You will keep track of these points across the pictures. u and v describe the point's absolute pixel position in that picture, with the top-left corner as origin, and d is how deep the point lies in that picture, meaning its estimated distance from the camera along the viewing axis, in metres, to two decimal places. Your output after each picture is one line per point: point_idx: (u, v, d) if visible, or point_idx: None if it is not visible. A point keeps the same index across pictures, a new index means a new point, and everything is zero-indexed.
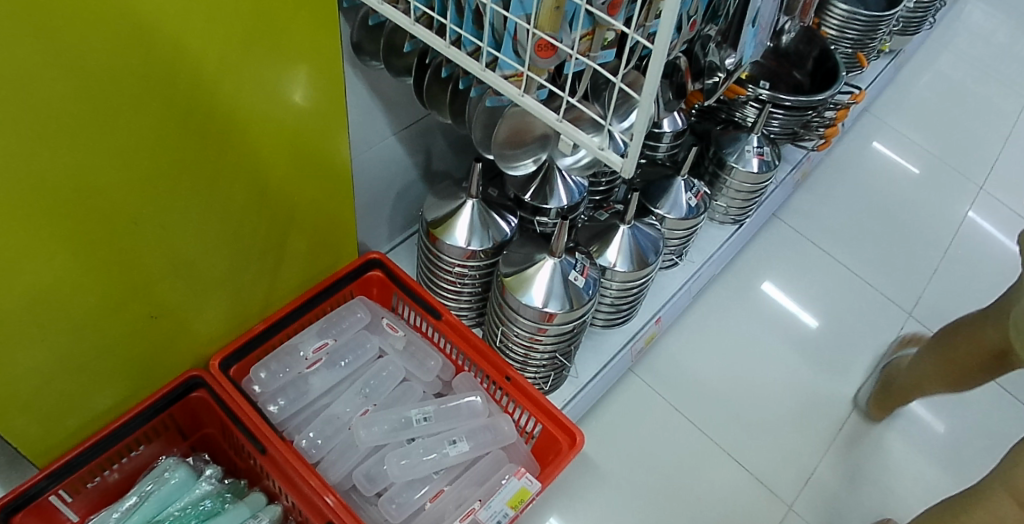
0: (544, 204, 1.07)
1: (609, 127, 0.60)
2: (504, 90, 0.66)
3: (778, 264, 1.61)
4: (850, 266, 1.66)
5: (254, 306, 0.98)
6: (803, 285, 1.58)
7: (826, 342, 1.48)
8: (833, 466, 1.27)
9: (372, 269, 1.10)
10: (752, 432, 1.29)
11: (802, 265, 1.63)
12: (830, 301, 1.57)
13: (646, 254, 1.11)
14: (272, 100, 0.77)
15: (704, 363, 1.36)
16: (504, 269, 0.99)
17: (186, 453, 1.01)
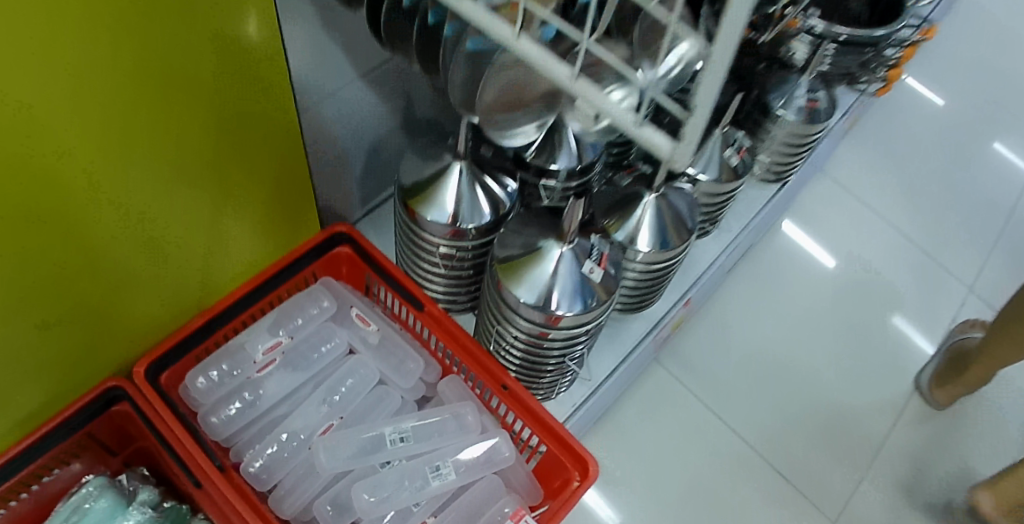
0: (550, 164, 0.85)
1: (652, 93, 0.38)
2: (492, 28, 0.44)
3: (821, 228, 1.40)
4: (900, 230, 1.44)
5: (191, 297, 0.79)
6: (849, 253, 1.37)
7: (875, 322, 1.28)
8: (880, 472, 1.11)
9: (339, 246, 0.90)
10: (790, 431, 1.11)
11: (848, 229, 1.41)
12: (880, 272, 1.36)
13: (677, 231, 0.90)
14: (198, 55, 0.55)
15: (735, 350, 1.17)
16: (500, 256, 0.78)
17: (118, 470, 0.84)
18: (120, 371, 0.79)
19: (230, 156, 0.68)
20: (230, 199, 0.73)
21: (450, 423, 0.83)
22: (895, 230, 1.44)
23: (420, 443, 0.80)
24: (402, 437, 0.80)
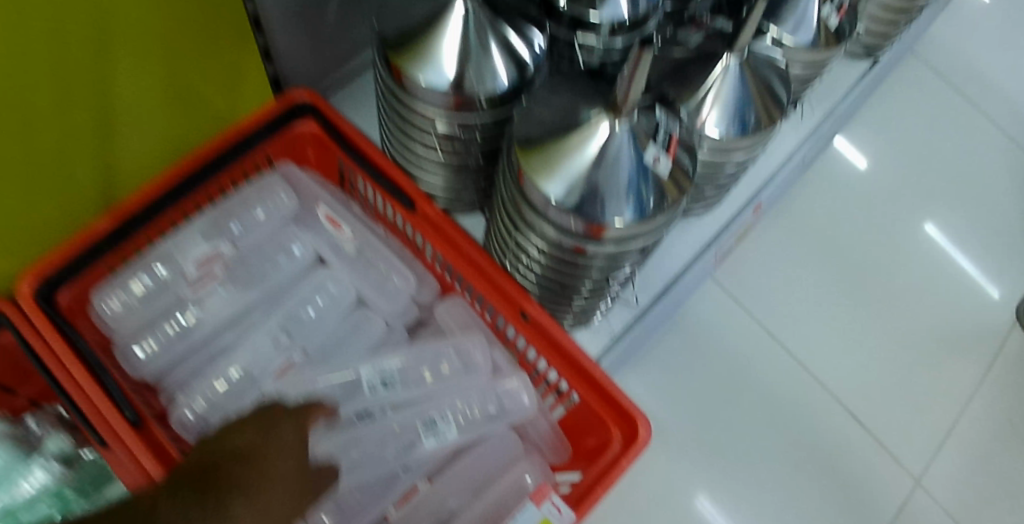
0: (592, 10, 0.59)
1: None
2: None
3: (901, 123, 1.17)
4: (995, 123, 1.20)
5: (89, 185, 0.59)
6: (929, 154, 1.15)
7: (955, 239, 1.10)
8: (943, 414, 0.98)
9: (301, 121, 0.66)
10: (844, 365, 0.98)
11: (931, 123, 1.17)
12: (964, 178, 1.15)
13: (763, 111, 0.65)
14: None
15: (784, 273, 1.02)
16: (521, 135, 0.55)
17: (20, 410, 0.64)
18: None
19: None
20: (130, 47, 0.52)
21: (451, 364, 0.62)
22: (988, 125, 1.20)
23: (409, 391, 0.60)
24: (387, 384, 0.59)
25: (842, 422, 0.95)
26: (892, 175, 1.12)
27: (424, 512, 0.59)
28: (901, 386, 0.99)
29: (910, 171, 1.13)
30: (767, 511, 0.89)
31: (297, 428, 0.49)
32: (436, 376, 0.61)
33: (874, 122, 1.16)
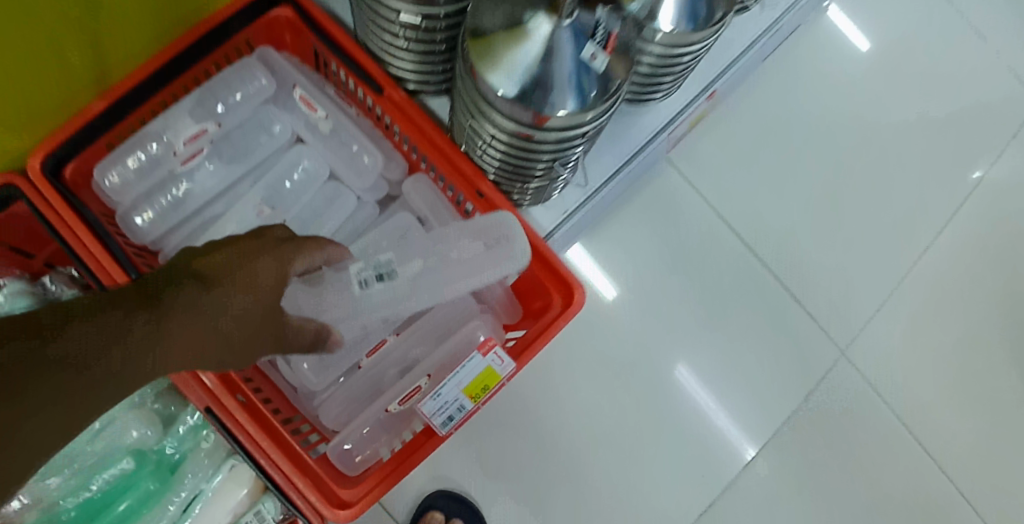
0: None
1: None
2: None
3: (874, 18, 1.18)
4: (963, 15, 1.22)
5: (81, 65, 0.62)
6: (896, 53, 1.18)
7: (911, 133, 1.15)
8: (885, 298, 1.07)
9: (277, 7, 0.70)
10: (797, 251, 1.06)
11: (906, 22, 1.19)
12: (930, 74, 1.18)
13: (707, 7, 0.68)
14: None
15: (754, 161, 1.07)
16: (471, 28, 0.60)
17: (39, 272, 0.73)
18: (13, 163, 0.65)
19: None
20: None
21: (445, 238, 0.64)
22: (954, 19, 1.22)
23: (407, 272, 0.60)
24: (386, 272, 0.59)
25: (788, 303, 1.03)
26: (860, 69, 1.15)
27: (392, 363, 0.68)
28: (846, 271, 1.07)
29: (876, 65, 1.16)
30: (712, 382, 0.99)
31: (278, 264, 0.53)
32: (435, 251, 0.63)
33: (845, 14, 1.17)
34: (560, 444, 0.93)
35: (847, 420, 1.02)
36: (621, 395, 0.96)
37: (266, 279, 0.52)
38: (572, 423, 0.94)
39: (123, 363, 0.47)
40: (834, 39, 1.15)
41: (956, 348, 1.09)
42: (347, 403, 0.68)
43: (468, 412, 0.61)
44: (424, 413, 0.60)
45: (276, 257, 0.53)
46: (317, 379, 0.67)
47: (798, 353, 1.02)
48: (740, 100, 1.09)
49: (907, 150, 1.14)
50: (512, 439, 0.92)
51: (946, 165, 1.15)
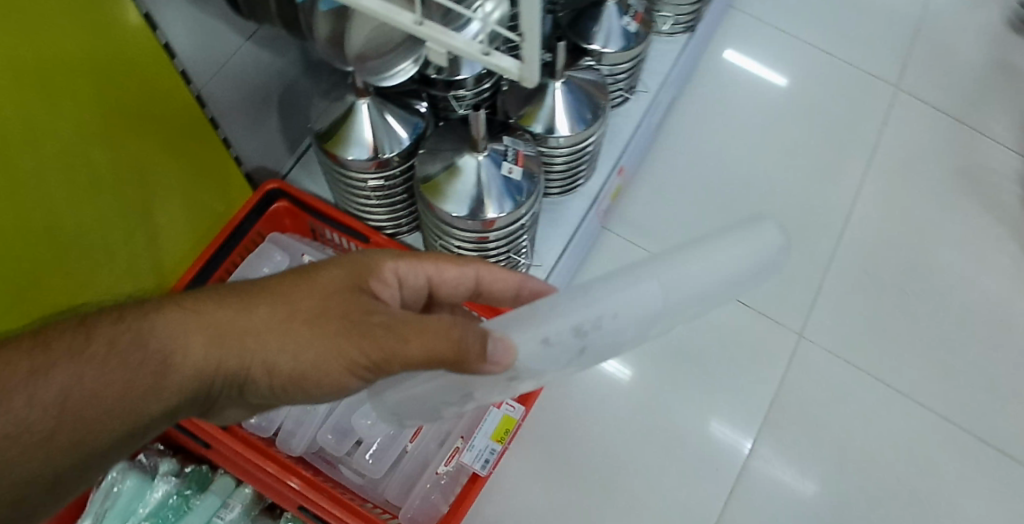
0: (455, 77, 0.83)
1: (488, 25, 0.44)
2: None
3: (744, 66, 1.42)
4: (818, 43, 1.46)
5: (147, 283, 0.83)
6: (773, 88, 1.40)
7: (807, 144, 1.35)
8: (831, 285, 1.23)
9: (275, 201, 0.93)
10: None
11: (772, 62, 1.43)
12: (806, 94, 1.40)
13: (587, 111, 0.91)
14: (82, 35, 0.59)
15: (682, 204, 1.27)
16: (420, 176, 0.82)
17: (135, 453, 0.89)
18: None
19: (145, 143, 0.73)
20: (164, 178, 0.77)
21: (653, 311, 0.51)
22: (818, 47, 1.46)
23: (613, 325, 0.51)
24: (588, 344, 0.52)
25: (750, 312, 1.19)
26: (745, 109, 1.38)
27: (430, 441, 0.86)
28: (791, 272, 1.24)
29: (758, 102, 1.38)
30: (706, 395, 1.13)
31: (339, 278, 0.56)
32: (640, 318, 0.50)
33: (719, 71, 1.41)
34: (596, 483, 1.06)
35: (834, 394, 1.15)
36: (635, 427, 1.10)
37: (359, 278, 0.57)
38: (601, 463, 1.08)
39: (124, 386, 0.48)
40: (716, 92, 1.39)
41: (910, 308, 1.23)
42: (404, 481, 0.84)
43: (499, 452, 0.82)
44: (466, 463, 0.81)
45: (340, 272, 0.56)
46: (377, 466, 0.83)
47: (772, 350, 1.17)
48: (657, 160, 1.31)
49: (814, 158, 1.34)
50: (554, 490, 1.06)
51: (850, 161, 1.34)
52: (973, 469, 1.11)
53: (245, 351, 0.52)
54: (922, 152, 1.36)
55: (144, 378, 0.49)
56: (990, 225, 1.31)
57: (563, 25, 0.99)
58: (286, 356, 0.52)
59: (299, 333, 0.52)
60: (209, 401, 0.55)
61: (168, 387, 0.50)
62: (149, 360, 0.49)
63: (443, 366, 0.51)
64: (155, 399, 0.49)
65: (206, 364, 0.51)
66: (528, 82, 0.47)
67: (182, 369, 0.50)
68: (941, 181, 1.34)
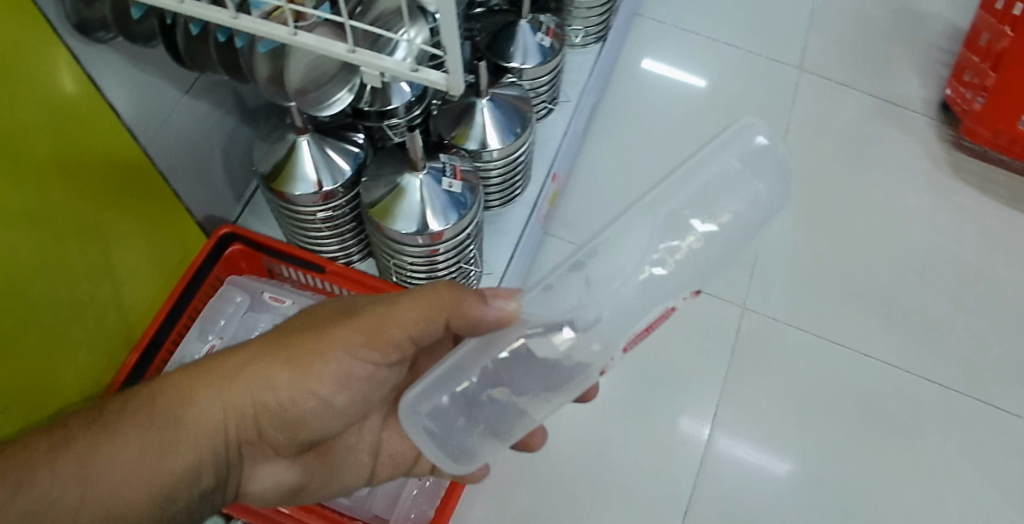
0: (388, 107, 0.87)
1: (412, 45, 0.50)
2: (213, 17, 0.49)
3: (658, 68, 1.52)
4: (721, 39, 1.57)
5: (118, 337, 0.84)
6: (687, 84, 1.50)
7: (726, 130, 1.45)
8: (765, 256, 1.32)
9: (230, 244, 0.96)
10: None
11: (683, 60, 1.53)
12: (717, 86, 1.51)
13: (515, 123, 0.97)
14: (19, 101, 0.62)
15: (619, 200, 1.35)
16: (366, 201, 0.87)
17: None
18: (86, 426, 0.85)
19: (95, 198, 0.75)
20: (118, 230, 0.80)
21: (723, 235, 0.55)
22: (723, 43, 1.57)
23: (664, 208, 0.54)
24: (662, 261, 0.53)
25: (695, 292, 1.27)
26: (664, 106, 1.47)
27: None
28: None
29: (675, 99, 1.48)
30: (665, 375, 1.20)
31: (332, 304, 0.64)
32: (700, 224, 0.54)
33: (636, 74, 1.50)
34: (580, 474, 1.11)
35: (786, 356, 1.22)
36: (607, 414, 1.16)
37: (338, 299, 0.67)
38: (577, 453, 1.13)
39: (159, 441, 0.55)
40: (636, 94, 1.48)
41: (841, 267, 1.32)
42: (388, 495, 0.89)
43: None
44: None
45: (333, 303, 0.64)
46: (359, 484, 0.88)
47: (721, 324, 1.25)
48: (590, 163, 1.39)
49: None
50: (541, 488, 1.10)
51: None
52: (922, 404, 1.20)
53: (260, 376, 0.59)
54: (829, 125, 1.48)
55: (173, 431, 0.56)
56: (898, 183, 1.42)
57: (483, 48, 1.06)
58: (296, 369, 0.59)
59: (308, 356, 0.60)
60: (242, 439, 0.61)
61: (201, 429, 0.57)
62: (177, 406, 0.57)
63: (439, 323, 0.61)
64: (187, 447, 0.56)
65: (225, 398, 0.58)
66: (457, 94, 0.52)
67: (206, 405, 0.58)
68: (852, 148, 1.45)
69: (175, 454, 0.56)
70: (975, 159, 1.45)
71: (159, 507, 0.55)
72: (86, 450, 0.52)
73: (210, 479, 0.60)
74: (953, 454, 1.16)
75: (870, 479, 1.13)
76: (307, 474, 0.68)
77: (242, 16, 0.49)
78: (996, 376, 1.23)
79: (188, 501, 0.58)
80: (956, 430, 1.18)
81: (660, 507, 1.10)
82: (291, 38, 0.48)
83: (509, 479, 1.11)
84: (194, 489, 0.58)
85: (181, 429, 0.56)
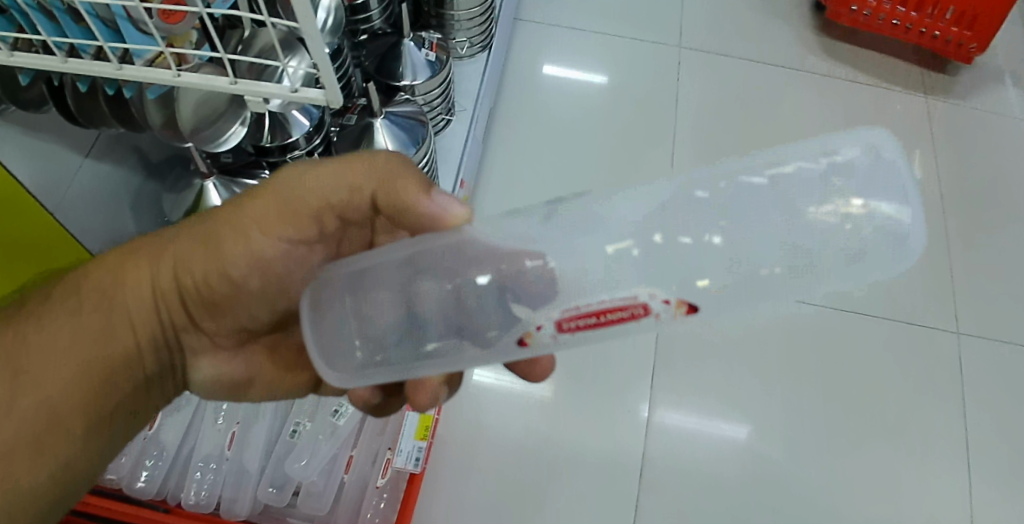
0: (288, 138, 0.88)
1: (289, 69, 0.55)
2: (99, 71, 0.53)
3: (548, 64, 1.59)
4: (603, 29, 1.65)
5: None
6: (577, 76, 1.58)
7: (620, 114, 1.54)
8: None
9: None
10: None
11: (571, 54, 1.61)
12: (606, 74, 1.59)
13: (413, 136, 1.03)
14: None
15: (531, 195, 1.41)
16: None
17: None
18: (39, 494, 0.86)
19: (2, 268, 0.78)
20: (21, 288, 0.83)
21: (768, 266, 0.47)
22: (604, 33, 1.65)
23: (714, 192, 0.49)
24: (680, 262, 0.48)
25: None
26: (559, 100, 1.54)
27: (363, 462, 0.98)
28: None
29: (568, 92, 1.55)
30: (601, 350, 1.26)
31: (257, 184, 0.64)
32: (747, 227, 0.48)
33: (528, 74, 1.57)
34: (543, 459, 1.17)
35: None
36: (558, 398, 1.21)
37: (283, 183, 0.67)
38: (529, 437, 1.18)
39: (89, 321, 0.61)
40: (531, 93, 1.54)
41: None
42: (351, 505, 0.96)
43: (425, 448, 0.96)
44: (400, 465, 0.94)
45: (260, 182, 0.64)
46: (320, 504, 0.94)
47: None
48: (497, 164, 1.45)
49: (630, 124, 1.52)
50: (509, 479, 1.16)
51: (660, 118, 1.54)
52: (833, 333, 1.31)
53: (181, 257, 0.62)
54: (713, 95, 1.58)
55: (102, 316, 0.61)
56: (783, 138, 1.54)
57: (371, 72, 1.12)
58: (213, 246, 0.61)
59: (223, 230, 0.61)
60: (180, 322, 0.66)
61: (130, 306, 0.62)
62: (107, 292, 0.62)
63: (367, 196, 0.61)
64: (115, 325, 0.62)
65: (152, 280, 0.63)
66: (339, 107, 0.58)
67: (135, 287, 0.62)
68: (737, 113, 1.56)
69: (105, 336, 0.61)
70: (843, 108, 1.59)
71: (98, 397, 0.60)
72: (16, 340, 0.58)
73: (152, 361, 0.65)
74: (872, 373, 1.28)
75: (805, 410, 1.24)
76: (250, 365, 0.71)
77: (127, 67, 0.53)
78: (896, 295, 1.36)
79: (131, 386, 0.64)
80: (870, 350, 1.30)
81: (624, 473, 1.17)
82: (175, 80, 0.53)
83: (478, 477, 1.16)
84: (135, 370, 0.64)
85: (107, 313, 0.62)
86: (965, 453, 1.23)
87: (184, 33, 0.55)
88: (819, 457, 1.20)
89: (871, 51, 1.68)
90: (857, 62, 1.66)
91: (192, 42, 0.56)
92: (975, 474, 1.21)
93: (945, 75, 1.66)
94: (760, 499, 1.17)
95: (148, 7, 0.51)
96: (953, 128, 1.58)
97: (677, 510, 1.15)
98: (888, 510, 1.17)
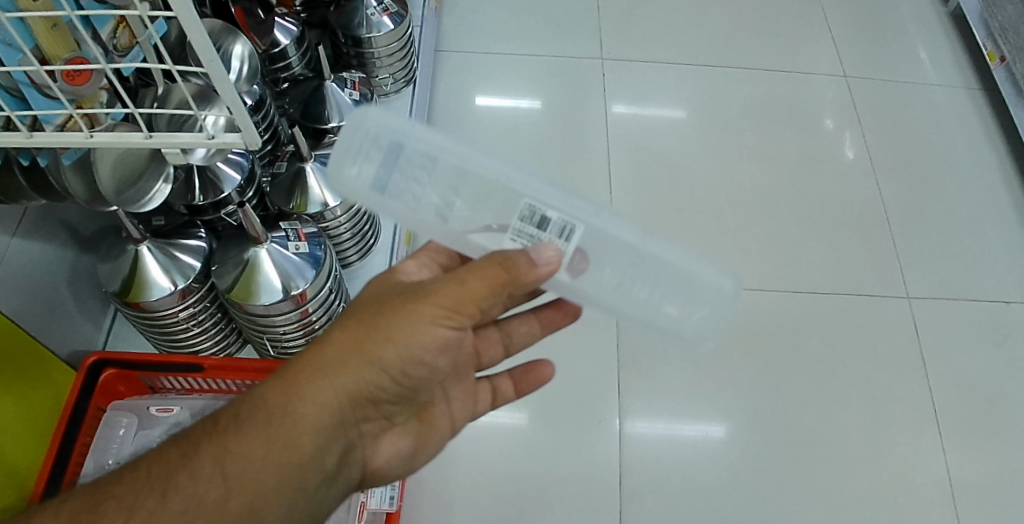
0: (220, 193, 0.88)
1: (201, 116, 0.56)
2: (10, 139, 0.53)
3: (477, 90, 1.62)
4: (529, 51, 1.70)
5: (12, 489, 0.82)
6: (508, 98, 1.61)
7: (555, 129, 1.57)
8: None
9: (102, 373, 0.90)
10: None
11: (498, 78, 1.64)
12: (536, 94, 1.63)
13: None
14: None
15: None
16: (223, 286, 0.89)
17: None
18: None
19: None
20: None
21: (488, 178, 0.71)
22: (531, 53, 1.70)
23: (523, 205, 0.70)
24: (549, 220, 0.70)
25: None
26: (493, 123, 1.57)
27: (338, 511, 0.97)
28: None
29: (502, 114, 1.59)
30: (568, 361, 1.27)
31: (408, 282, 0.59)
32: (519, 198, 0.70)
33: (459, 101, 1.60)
34: (523, 478, 1.17)
35: None
36: (538, 417, 1.22)
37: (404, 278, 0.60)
38: (506, 457, 1.18)
39: (278, 435, 0.53)
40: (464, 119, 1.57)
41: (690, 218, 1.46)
42: None
43: (397, 487, 0.97)
44: (374, 507, 0.97)
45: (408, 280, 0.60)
46: None
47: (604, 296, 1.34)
48: None
49: (570, 135, 1.56)
50: (491, 503, 1.14)
51: (596, 125, 1.58)
52: (787, 313, 1.36)
53: (355, 362, 0.55)
54: (646, 96, 1.64)
55: (284, 430, 0.53)
56: (713, 131, 1.60)
57: (298, 118, 1.11)
58: (371, 358, 0.55)
59: (396, 324, 0.55)
60: (360, 426, 0.60)
61: (314, 413, 0.55)
62: (286, 404, 0.54)
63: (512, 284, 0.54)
64: (300, 434, 0.54)
65: (332, 390, 0.55)
66: (258, 148, 0.60)
67: (314, 398, 0.55)
68: (668, 114, 1.61)
69: (290, 448, 0.53)
70: (761, 98, 1.67)
71: (286, 502, 0.54)
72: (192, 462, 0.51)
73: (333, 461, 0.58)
74: (830, 346, 1.33)
75: (777, 394, 1.27)
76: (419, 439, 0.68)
77: (37, 134, 0.53)
78: (842, 270, 1.42)
79: (318, 487, 0.57)
80: (822, 324, 1.35)
81: (608, 484, 1.17)
82: (89, 141, 0.54)
83: (466, 511, 1.14)
84: (319, 469, 0.56)
85: (288, 423, 0.54)
86: (933, 410, 1.28)
87: (93, 94, 0.55)
88: (797, 437, 1.23)
89: (780, 43, 1.78)
90: (772, 57, 1.75)
91: (101, 103, 0.56)
92: (946, 431, 1.26)
93: (851, 57, 1.77)
94: (748, 487, 1.18)
95: (52, 72, 0.52)
96: (871, 103, 1.68)
97: (669, 511, 1.16)
98: (869, 478, 1.20)
